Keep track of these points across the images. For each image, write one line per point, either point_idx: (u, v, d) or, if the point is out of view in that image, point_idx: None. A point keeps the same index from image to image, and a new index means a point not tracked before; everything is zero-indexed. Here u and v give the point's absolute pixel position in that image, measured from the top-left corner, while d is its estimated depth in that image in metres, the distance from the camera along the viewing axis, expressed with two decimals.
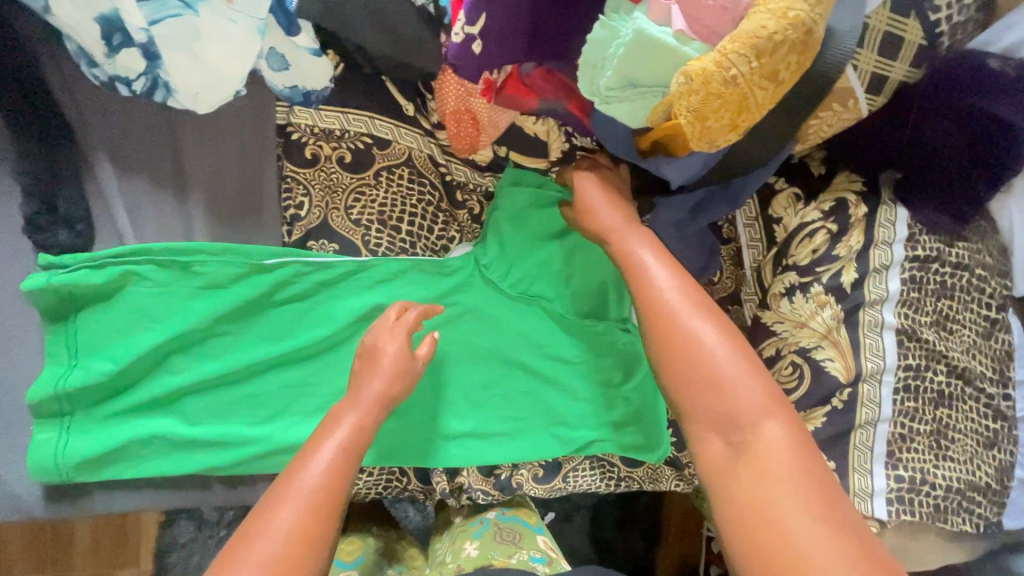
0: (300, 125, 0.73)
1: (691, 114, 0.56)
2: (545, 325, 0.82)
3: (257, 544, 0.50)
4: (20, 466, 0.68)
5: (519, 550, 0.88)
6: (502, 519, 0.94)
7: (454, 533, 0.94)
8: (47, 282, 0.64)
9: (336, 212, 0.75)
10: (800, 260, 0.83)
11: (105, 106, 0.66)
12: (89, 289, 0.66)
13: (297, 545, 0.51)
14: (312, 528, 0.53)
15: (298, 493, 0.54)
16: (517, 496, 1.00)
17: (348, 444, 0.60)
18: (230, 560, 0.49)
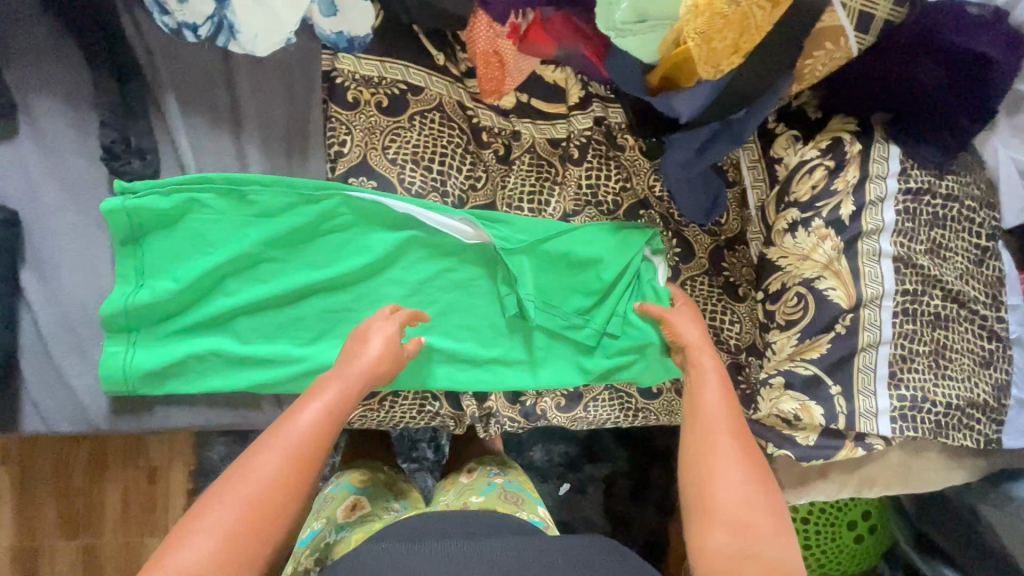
0: (343, 72, 0.80)
1: (698, 37, 0.63)
2: (558, 277, 0.87)
3: (241, 484, 0.59)
4: (91, 378, 0.75)
5: (519, 508, 0.92)
6: (509, 485, 0.99)
7: (461, 488, 0.99)
8: (122, 204, 0.71)
9: (375, 151, 0.82)
10: (801, 196, 0.89)
11: (170, 51, 0.74)
12: (156, 213, 0.73)
13: (276, 488, 0.60)
14: (289, 474, 0.61)
15: (282, 446, 0.62)
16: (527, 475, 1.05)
17: (337, 398, 0.67)
18: (219, 491, 0.58)
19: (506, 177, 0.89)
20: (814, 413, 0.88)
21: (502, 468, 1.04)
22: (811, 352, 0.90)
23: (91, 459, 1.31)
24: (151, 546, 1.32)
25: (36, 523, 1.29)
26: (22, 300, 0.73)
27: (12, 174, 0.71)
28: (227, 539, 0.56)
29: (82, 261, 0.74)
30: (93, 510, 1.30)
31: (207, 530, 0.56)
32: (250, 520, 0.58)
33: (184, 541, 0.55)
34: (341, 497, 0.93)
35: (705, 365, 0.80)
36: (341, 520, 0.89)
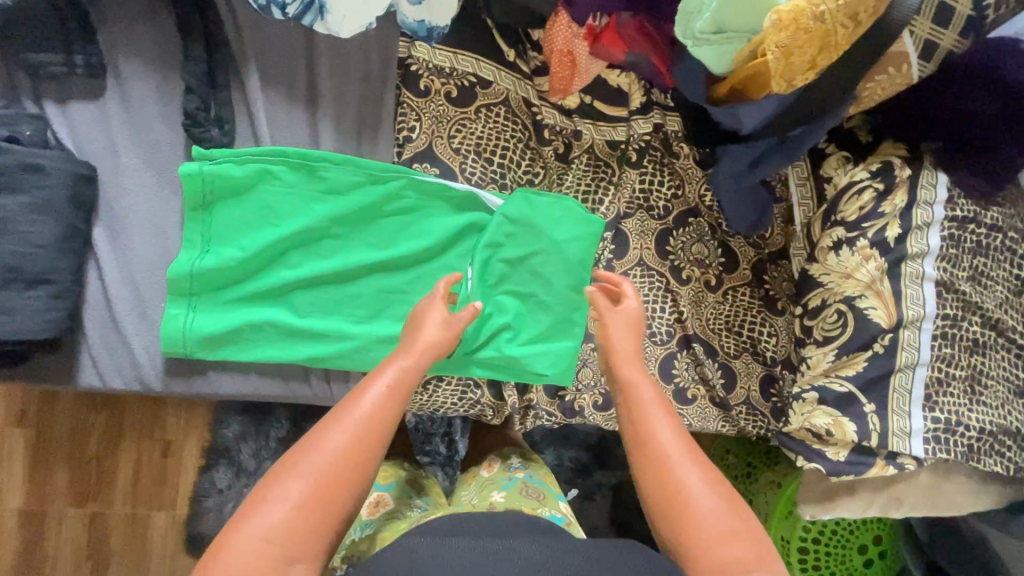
0: (419, 60, 0.83)
1: (779, 49, 0.65)
2: (561, 265, 0.85)
3: (311, 457, 0.57)
4: (149, 337, 0.76)
5: (539, 506, 0.93)
6: (530, 480, 1.00)
7: (482, 483, 1.00)
8: (200, 170, 0.73)
9: (440, 140, 0.84)
10: (848, 215, 0.91)
11: (257, 27, 0.77)
12: (230, 181, 0.75)
13: (348, 459, 0.57)
14: (360, 446, 0.58)
15: (350, 421, 0.59)
16: (548, 469, 1.05)
17: (409, 373, 0.65)
18: (293, 460, 0.57)
19: (563, 175, 0.91)
20: (846, 429, 0.90)
21: (522, 462, 1.04)
22: (847, 369, 0.91)
23: (108, 427, 1.31)
24: (157, 521, 1.31)
25: (46, 488, 1.29)
26: (92, 256, 0.74)
27: (96, 133, 0.73)
28: (302, 510, 0.54)
29: (154, 223, 0.76)
30: (105, 479, 1.30)
31: (283, 498, 0.54)
32: (322, 493, 0.55)
33: (262, 508, 0.54)
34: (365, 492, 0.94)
35: (638, 382, 0.70)
36: (367, 518, 0.90)
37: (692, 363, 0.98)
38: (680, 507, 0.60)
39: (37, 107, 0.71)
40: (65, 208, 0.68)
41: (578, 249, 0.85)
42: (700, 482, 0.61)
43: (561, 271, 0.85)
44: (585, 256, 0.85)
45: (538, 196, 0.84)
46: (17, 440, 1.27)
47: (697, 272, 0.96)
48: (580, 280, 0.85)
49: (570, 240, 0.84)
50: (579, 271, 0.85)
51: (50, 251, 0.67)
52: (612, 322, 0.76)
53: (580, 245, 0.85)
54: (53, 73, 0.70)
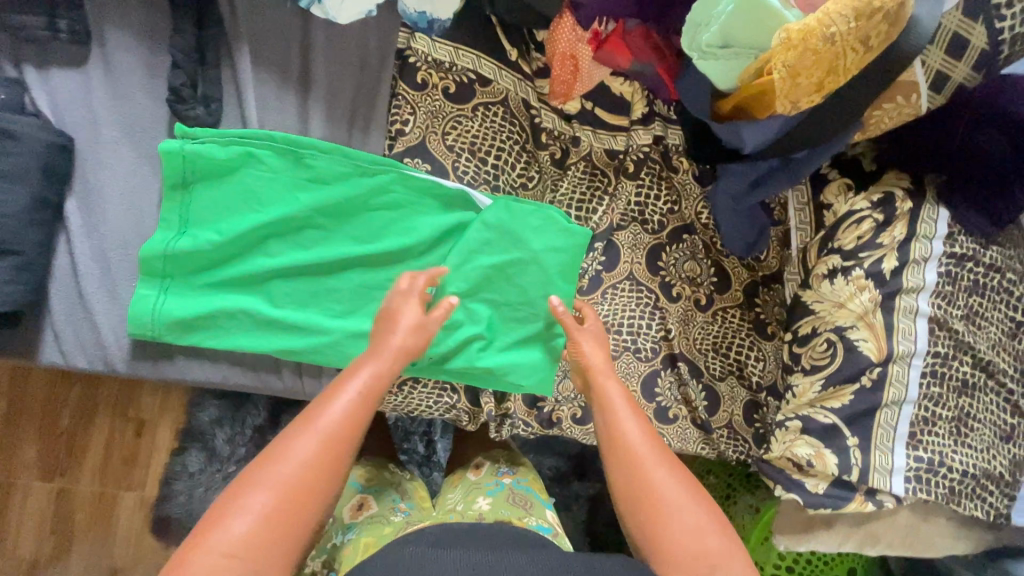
0: (417, 52, 0.80)
1: (785, 69, 0.63)
2: (538, 274, 0.81)
3: (280, 466, 0.59)
4: (117, 317, 0.74)
5: (527, 512, 0.92)
6: (517, 485, 0.98)
7: (468, 486, 0.99)
8: (180, 148, 0.70)
9: (434, 136, 0.82)
10: (845, 244, 0.89)
11: (252, 5, 0.74)
12: (212, 162, 0.72)
13: (311, 472, 0.60)
14: (323, 458, 0.61)
15: (318, 429, 0.62)
16: (536, 474, 1.05)
17: (379, 378, 0.67)
18: (256, 474, 0.59)
19: (559, 181, 0.89)
20: (827, 461, 0.88)
21: (511, 466, 1.03)
22: (832, 401, 0.89)
23: (80, 403, 1.29)
24: (125, 502, 1.29)
25: (14, 460, 1.26)
26: (63, 228, 0.72)
27: (76, 102, 0.70)
28: (269, 518, 0.57)
29: (129, 199, 0.73)
30: (73, 455, 1.28)
31: (250, 510, 0.56)
32: (288, 502, 0.58)
33: (231, 517, 0.56)
34: (349, 495, 0.95)
35: (610, 393, 0.73)
36: (349, 521, 0.91)
37: (676, 383, 0.96)
38: (652, 507, 0.64)
39: (16, 71, 0.69)
40: (35, 177, 0.65)
41: (558, 259, 0.81)
42: (669, 486, 0.65)
43: (534, 282, 0.82)
44: (565, 269, 0.82)
45: (520, 203, 0.81)
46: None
47: (688, 290, 0.94)
48: (556, 292, 0.82)
49: (550, 252, 0.81)
50: (556, 282, 0.82)
51: (18, 221, 0.64)
52: (582, 336, 0.77)
53: (562, 259, 0.81)
54: (35, 37, 0.68)
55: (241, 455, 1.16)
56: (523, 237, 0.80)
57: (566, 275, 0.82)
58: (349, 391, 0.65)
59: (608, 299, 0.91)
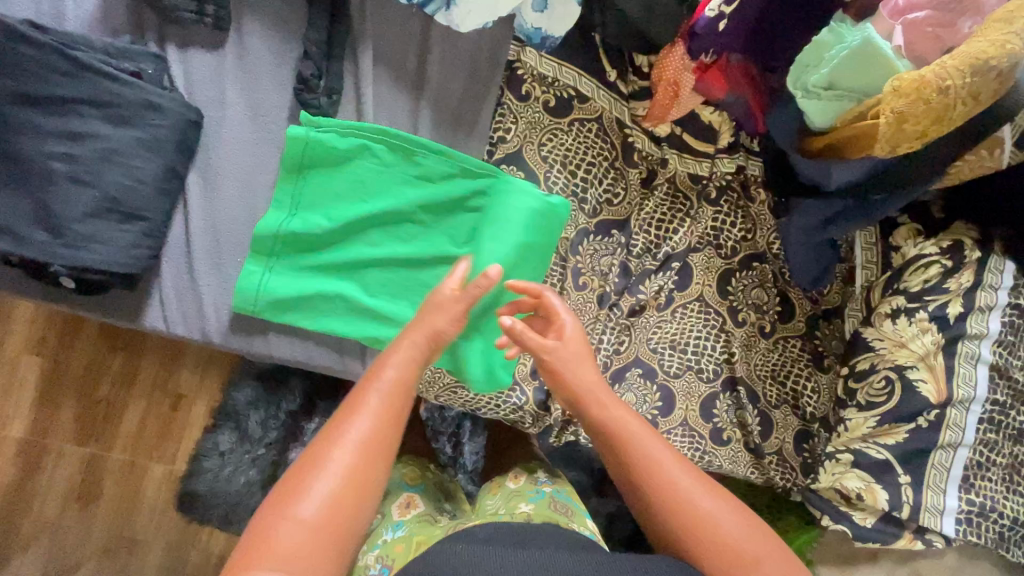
0: (526, 65, 0.84)
1: (892, 115, 0.66)
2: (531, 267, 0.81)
3: (317, 477, 0.56)
4: (220, 290, 0.77)
5: (570, 520, 0.89)
6: (558, 495, 0.96)
7: (508, 494, 0.98)
8: (305, 135, 0.74)
9: (530, 145, 0.86)
10: (911, 286, 0.92)
11: (379, 5, 0.78)
12: (331, 152, 0.76)
13: (347, 481, 0.57)
14: (359, 466, 0.58)
15: (349, 437, 0.58)
16: (572, 487, 1.03)
17: (407, 377, 0.64)
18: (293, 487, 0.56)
19: (643, 200, 0.92)
20: (879, 496, 0.91)
21: (548, 476, 1.02)
22: (887, 438, 0.92)
23: (121, 371, 1.29)
24: (154, 472, 1.29)
25: (53, 420, 1.27)
26: (181, 200, 0.75)
27: (209, 82, 0.74)
28: (318, 529, 0.54)
29: (245, 178, 0.76)
30: (109, 421, 1.28)
31: (295, 521, 0.54)
32: (335, 513, 0.55)
33: (275, 529, 0.53)
34: (394, 492, 0.92)
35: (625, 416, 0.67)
36: (398, 519, 0.87)
37: (733, 407, 0.98)
38: (695, 539, 0.59)
39: (159, 47, 0.72)
40: (170, 149, 0.68)
41: (505, 232, 0.79)
42: (715, 514, 0.60)
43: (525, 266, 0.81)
44: (515, 243, 0.79)
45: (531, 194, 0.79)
46: (34, 367, 1.26)
47: (753, 317, 0.97)
48: (537, 268, 0.82)
49: (522, 230, 0.79)
50: (539, 258, 0.81)
51: (152, 189, 0.67)
52: (558, 360, 0.70)
53: (540, 233, 0.80)
54: (182, 19, 0.71)
55: (273, 438, 1.15)
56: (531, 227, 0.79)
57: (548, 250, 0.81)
58: (375, 394, 0.62)
59: (676, 317, 0.94)
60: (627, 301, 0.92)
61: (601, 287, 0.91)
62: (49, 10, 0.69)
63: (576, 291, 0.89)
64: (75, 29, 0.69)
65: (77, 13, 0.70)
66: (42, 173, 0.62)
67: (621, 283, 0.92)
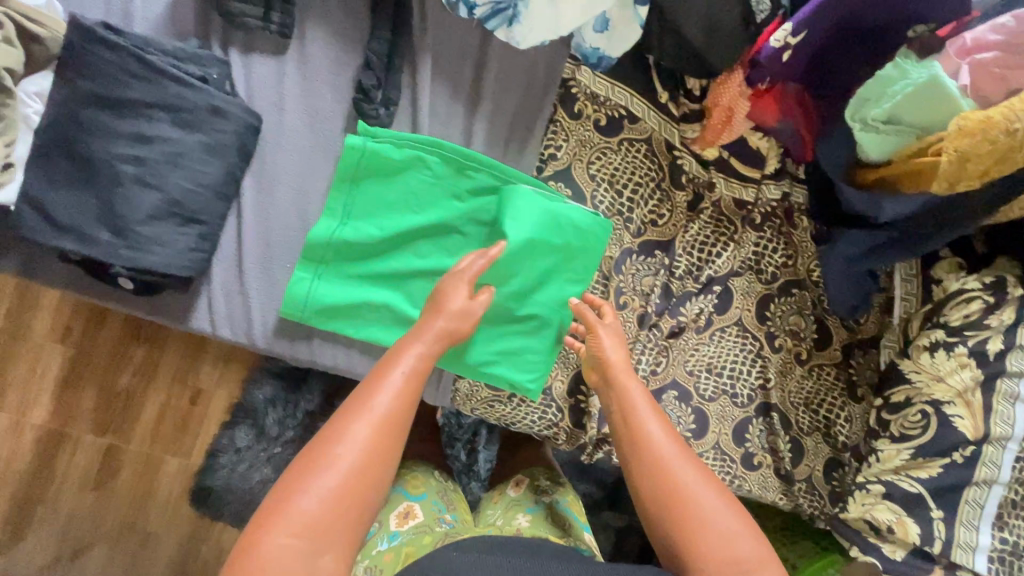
0: (580, 83, 0.84)
1: (956, 154, 0.66)
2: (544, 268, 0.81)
3: (334, 452, 0.54)
4: (269, 294, 0.77)
5: (563, 537, 0.90)
6: (556, 506, 0.97)
7: (508, 503, 0.98)
8: (362, 144, 0.74)
9: (579, 163, 0.86)
10: (951, 320, 0.91)
11: (441, 18, 0.78)
12: (387, 162, 0.75)
13: (371, 456, 0.55)
14: (378, 440, 0.56)
15: (371, 414, 0.57)
16: (575, 496, 1.00)
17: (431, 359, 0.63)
18: (313, 455, 0.54)
19: (688, 223, 0.92)
20: (910, 529, 0.90)
21: (552, 486, 1.01)
22: (921, 471, 0.90)
23: (143, 364, 1.20)
24: (171, 467, 1.21)
25: (70, 408, 1.17)
26: (236, 203, 0.75)
27: (270, 88, 0.74)
28: (337, 499, 0.53)
29: (300, 185, 0.76)
30: (129, 414, 1.20)
31: (316, 488, 0.52)
32: (354, 489, 0.54)
33: (296, 493, 0.52)
34: (395, 500, 0.91)
35: (632, 391, 0.68)
36: (395, 529, 0.87)
37: (766, 432, 0.98)
38: (687, 527, 0.59)
39: (223, 52, 0.73)
40: (232, 154, 0.68)
41: (559, 238, 0.80)
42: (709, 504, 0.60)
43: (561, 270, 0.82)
44: (525, 242, 0.78)
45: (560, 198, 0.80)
46: (55, 356, 1.17)
47: (790, 343, 0.97)
48: (574, 270, 0.82)
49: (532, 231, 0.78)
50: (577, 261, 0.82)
51: (211, 193, 0.67)
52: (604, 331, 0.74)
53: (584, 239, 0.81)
54: (248, 24, 0.72)
55: (289, 437, 1.14)
56: (553, 226, 0.79)
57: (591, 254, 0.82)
58: (398, 372, 0.60)
59: (714, 340, 0.94)
60: (668, 322, 0.92)
61: (642, 308, 0.91)
62: (119, 12, 0.70)
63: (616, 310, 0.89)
64: (143, 31, 0.70)
65: (145, 14, 0.70)
66: (110, 174, 0.62)
67: (661, 304, 0.92)
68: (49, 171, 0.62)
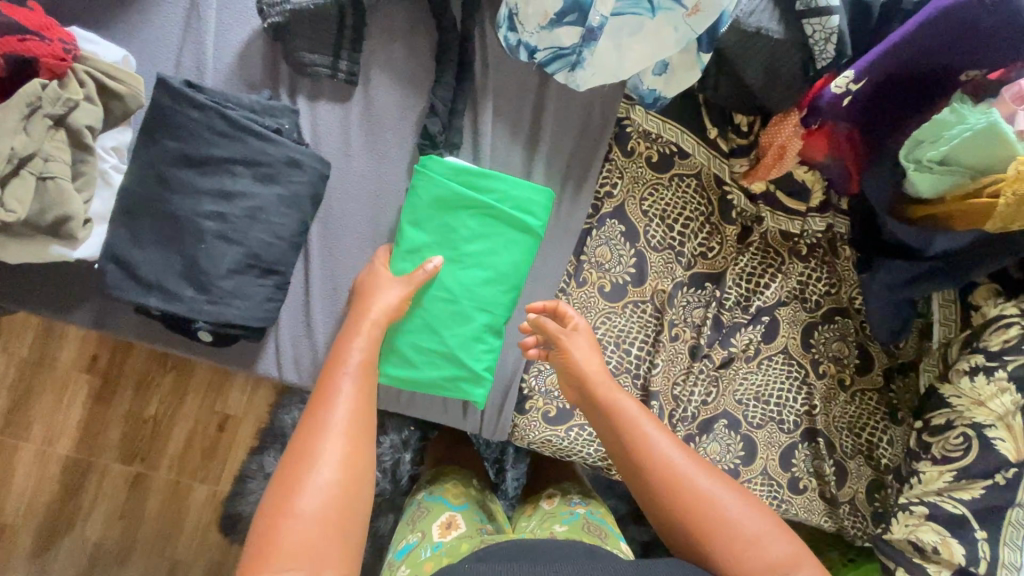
0: (634, 122, 0.87)
1: (1015, 197, 0.68)
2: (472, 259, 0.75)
3: (312, 470, 0.53)
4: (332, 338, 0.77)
5: (603, 544, 0.80)
6: (592, 517, 0.87)
7: (543, 515, 0.89)
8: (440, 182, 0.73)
9: (633, 200, 0.87)
10: (991, 345, 0.92)
11: (501, 64, 0.80)
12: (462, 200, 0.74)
13: (348, 465, 0.54)
14: (353, 451, 0.56)
15: (334, 419, 0.57)
16: (609, 509, 0.92)
17: (374, 348, 0.65)
18: (293, 479, 0.52)
19: (737, 255, 0.93)
20: (955, 550, 0.90)
21: (583, 497, 0.92)
22: (962, 493, 0.91)
23: (171, 391, 1.17)
24: (199, 494, 1.18)
25: (98, 438, 1.15)
26: (304, 250, 0.76)
27: (335, 133, 0.75)
28: (327, 514, 0.51)
29: (365, 231, 0.77)
30: (157, 441, 1.16)
31: (305, 508, 0.51)
32: (342, 500, 0.53)
33: (286, 516, 0.50)
34: (436, 511, 0.84)
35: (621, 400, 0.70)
36: (437, 540, 0.79)
37: (811, 457, 1.00)
38: (705, 521, 0.60)
39: (291, 100, 0.74)
40: (306, 206, 0.68)
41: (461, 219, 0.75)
42: (714, 491, 0.62)
43: (482, 263, 0.76)
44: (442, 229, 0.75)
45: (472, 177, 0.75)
46: (83, 385, 1.14)
47: (833, 369, 0.99)
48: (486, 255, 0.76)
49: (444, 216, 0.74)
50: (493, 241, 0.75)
51: (288, 244, 0.68)
52: (573, 347, 0.74)
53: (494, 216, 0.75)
54: (317, 73, 0.73)
55: None
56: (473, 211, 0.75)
57: (507, 241, 0.76)
58: (347, 380, 0.61)
59: (762, 369, 0.96)
60: (718, 353, 0.93)
61: (694, 339, 0.93)
62: (189, 62, 0.71)
63: (669, 343, 0.91)
64: (214, 82, 0.71)
65: (216, 65, 0.71)
66: (193, 231, 0.63)
67: (711, 336, 0.94)
68: (131, 228, 0.63)
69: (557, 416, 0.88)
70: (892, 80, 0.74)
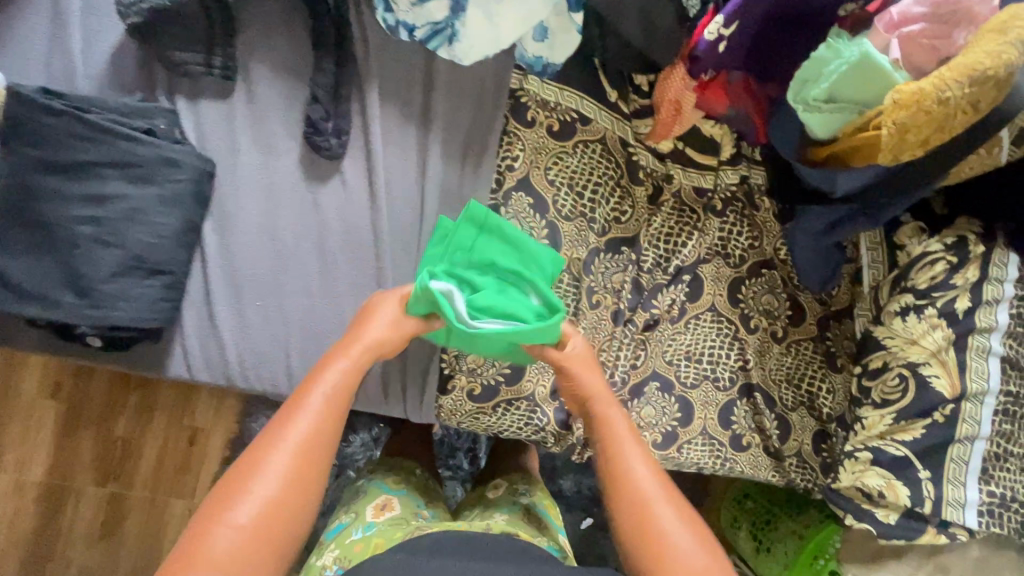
0: (528, 92, 0.84)
1: (895, 127, 0.67)
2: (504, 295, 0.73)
3: (255, 482, 0.56)
4: (235, 336, 0.77)
5: (539, 535, 0.77)
6: (534, 508, 0.85)
7: (486, 504, 0.86)
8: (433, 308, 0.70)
9: (537, 170, 0.84)
10: (919, 284, 0.90)
11: (384, 45, 0.79)
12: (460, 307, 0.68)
13: (289, 486, 0.57)
14: (297, 472, 0.58)
15: (289, 438, 0.59)
16: (553, 501, 0.89)
17: (350, 378, 0.65)
18: (234, 491, 0.56)
19: (650, 216, 0.94)
20: (901, 492, 0.89)
21: (529, 488, 0.89)
22: (904, 434, 0.89)
23: (139, 409, 1.16)
24: (175, 510, 1.16)
25: (70, 462, 1.15)
26: (198, 249, 0.76)
27: (220, 129, 0.75)
28: (252, 535, 0.54)
29: (262, 224, 0.77)
30: (128, 458, 1.16)
31: (231, 524, 0.54)
32: (270, 523, 0.56)
33: (215, 526, 0.54)
34: (373, 493, 0.83)
35: (612, 419, 0.71)
36: (370, 520, 0.77)
37: (751, 412, 0.97)
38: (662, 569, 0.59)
39: (170, 101, 0.74)
40: (189, 202, 0.70)
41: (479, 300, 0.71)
42: (682, 546, 0.60)
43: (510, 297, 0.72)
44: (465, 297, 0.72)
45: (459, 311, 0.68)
46: (46, 412, 1.15)
47: (765, 322, 0.97)
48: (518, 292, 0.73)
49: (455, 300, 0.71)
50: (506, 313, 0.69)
51: (171, 243, 0.69)
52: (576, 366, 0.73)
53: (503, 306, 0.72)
54: (191, 72, 0.73)
55: None
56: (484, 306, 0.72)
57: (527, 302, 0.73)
58: (319, 395, 0.62)
59: (689, 329, 0.95)
60: (641, 316, 0.93)
61: (615, 304, 0.92)
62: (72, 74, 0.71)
63: (590, 310, 0.90)
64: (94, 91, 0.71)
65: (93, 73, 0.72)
66: (67, 236, 0.64)
67: (633, 299, 0.93)
68: (9, 241, 0.64)
69: (482, 394, 0.87)
70: (767, 25, 0.75)
